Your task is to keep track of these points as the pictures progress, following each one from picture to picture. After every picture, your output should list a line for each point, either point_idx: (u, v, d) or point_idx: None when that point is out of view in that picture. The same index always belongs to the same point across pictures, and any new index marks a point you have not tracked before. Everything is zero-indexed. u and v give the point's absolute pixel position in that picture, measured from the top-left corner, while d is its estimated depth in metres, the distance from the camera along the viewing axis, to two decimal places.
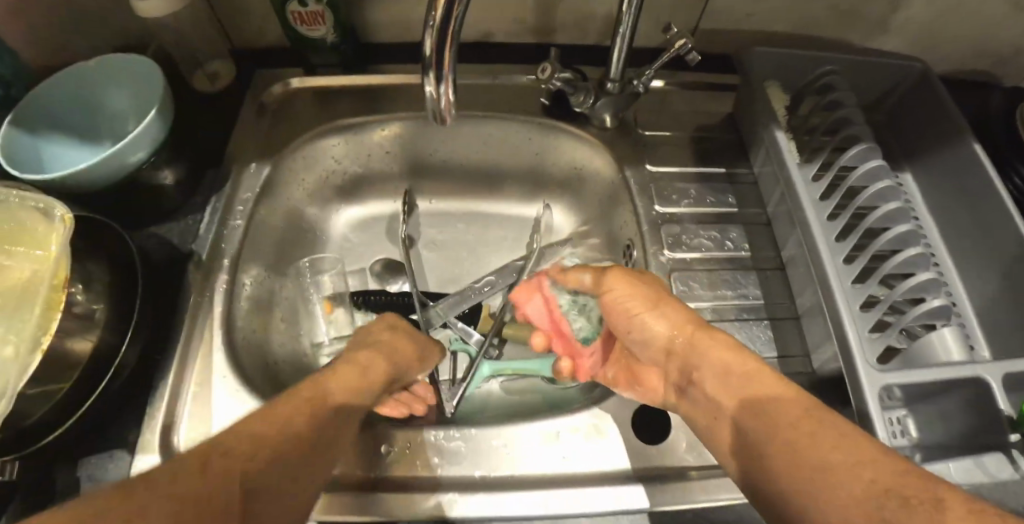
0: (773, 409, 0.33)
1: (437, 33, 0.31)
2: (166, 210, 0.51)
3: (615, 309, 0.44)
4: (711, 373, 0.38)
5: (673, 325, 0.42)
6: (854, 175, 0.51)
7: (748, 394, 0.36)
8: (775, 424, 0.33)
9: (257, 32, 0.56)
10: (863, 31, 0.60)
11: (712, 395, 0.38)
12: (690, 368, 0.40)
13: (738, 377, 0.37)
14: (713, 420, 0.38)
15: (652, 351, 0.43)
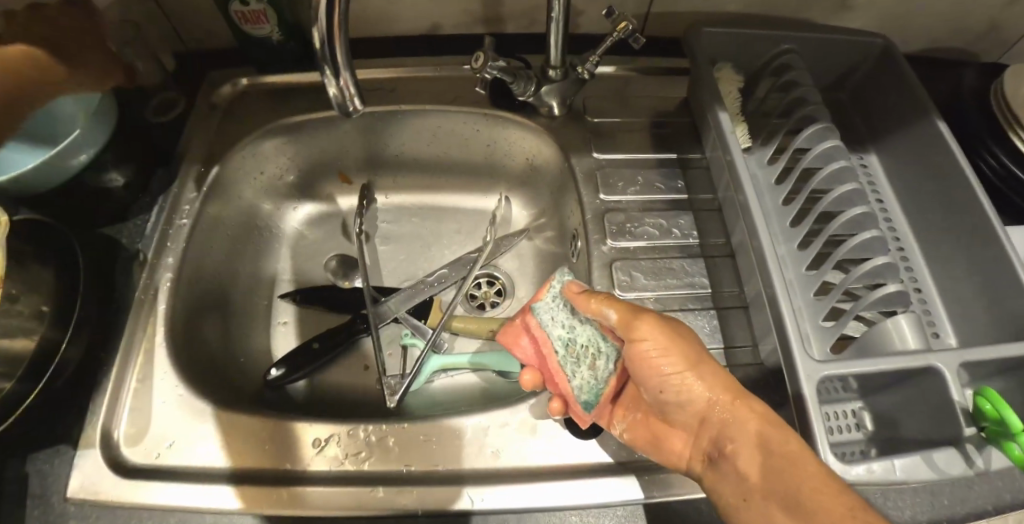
0: (808, 498, 0.32)
1: (323, 24, 0.32)
2: (114, 210, 0.52)
3: (646, 364, 0.38)
4: (747, 448, 0.36)
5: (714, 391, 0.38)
6: (807, 157, 0.49)
7: (781, 477, 0.34)
8: (810, 511, 0.32)
9: (206, 34, 0.57)
10: (826, 9, 0.57)
11: (749, 473, 0.36)
12: (726, 437, 0.37)
13: (784, 463, 0.34)
14: (742, 500, 0.35)
15: (683, 415, 0.39)
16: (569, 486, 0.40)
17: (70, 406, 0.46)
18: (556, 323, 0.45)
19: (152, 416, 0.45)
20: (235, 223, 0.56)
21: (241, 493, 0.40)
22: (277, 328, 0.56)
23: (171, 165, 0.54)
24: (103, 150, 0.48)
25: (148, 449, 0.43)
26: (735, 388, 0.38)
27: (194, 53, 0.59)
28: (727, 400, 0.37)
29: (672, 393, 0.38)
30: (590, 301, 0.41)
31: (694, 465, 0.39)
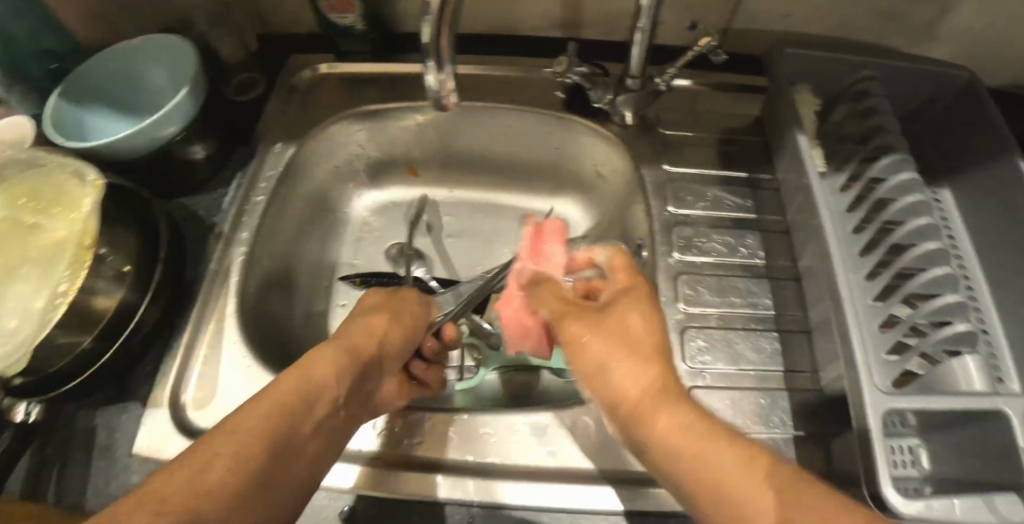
0: (723, 448, 0.28)
1: (434, 23, 0.32)
2: (194, 181, 0.53)
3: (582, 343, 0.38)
4: (627, 378, 0.34)
5: (642, 366, 0.34)
6: (883, 187, 0.48)
7: (708, 432, 0.29)
8: (712, 458, 0.28)
9: (291, 19, 0.59)
10: (908, 37, 0.56)
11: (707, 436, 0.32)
12: (643, 414, 0.32)
13: (649, 399, 0.32)
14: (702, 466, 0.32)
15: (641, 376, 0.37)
16: (623, 493, 0.40)
17: (141, 366, 0.48)
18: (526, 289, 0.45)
19: (218, 384, 0.47)
20: (304, 204, 0.58)
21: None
22: (337, 310, 0.58)
23: (250, 144, 0.56)
24: (190, 125, 0.50)
25: (215, 415, 0.46)
26: (662, 349, 0.35)
27: (278, 37, 0.61)
28: (650, 360, 0.34)
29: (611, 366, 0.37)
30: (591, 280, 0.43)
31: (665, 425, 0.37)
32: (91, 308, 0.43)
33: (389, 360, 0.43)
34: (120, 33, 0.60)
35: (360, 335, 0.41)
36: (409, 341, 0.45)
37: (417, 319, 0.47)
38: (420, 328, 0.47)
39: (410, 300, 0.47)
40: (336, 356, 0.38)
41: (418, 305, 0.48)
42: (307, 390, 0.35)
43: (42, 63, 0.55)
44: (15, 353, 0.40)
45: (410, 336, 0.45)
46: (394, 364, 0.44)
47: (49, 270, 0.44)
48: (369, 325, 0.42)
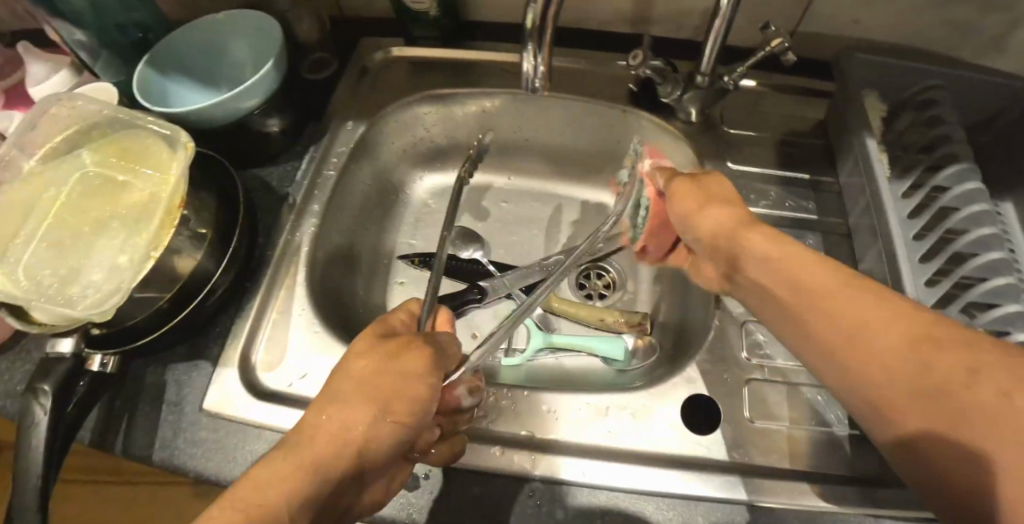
0: (878, 351, 0.27)
1: (537, 11, 0.36)
2: (270, 153, 0.56)
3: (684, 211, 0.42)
4: (764, 256, 0.35)
5: (707, 194, 0.42)
6: (948, 195, 0.49)
7: (860, 318, 0.28)
8: (849, 331, 0.28)
9: (366, 3, 0.61)
10: (977, 49, 0.55)
11: (760, 281, 0.35)
12: (737, 249, 0.37)
13: (728, 231, 0.39)
14: (788, 294, 0.33)
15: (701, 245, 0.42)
16: (676, 478, 0.40)
17: (213, 326, 0.50)
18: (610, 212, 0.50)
19: (287, 348, 0.49)
20: (369, 182, 0.60)
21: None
22: (394, 287, 0.59)
23: (321, 120, 0.58)
24: (270, 99, 0.52)
25: (282, 377, 0.47)
26: (743, 215, 0.39)
27: (351, 21, 0.64)
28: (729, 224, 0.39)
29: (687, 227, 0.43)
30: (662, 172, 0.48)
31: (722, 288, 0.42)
32: (173, 265, 0.44)
33: (372, 460, 0.34)
34: (203, 11, 0.63)
35: (344, 421, 0.33)
36: (394, 435, 0.34)
37: (419, 394, 0.35)
38: (406, 407, 0.35)
39: (407, 375, 0.36)
40: (323, 448, 0.32)
41: (416, 375, 0.36)
42: (273, 516, 0.28)
43: (128, 34, 0.57)
44: (113, 299, 0.40)
45: (400, 427, 0.34)
46: (373, 463, 0.34)
47: (136, 227, 0.46)
48: (354, 403, 0.34)
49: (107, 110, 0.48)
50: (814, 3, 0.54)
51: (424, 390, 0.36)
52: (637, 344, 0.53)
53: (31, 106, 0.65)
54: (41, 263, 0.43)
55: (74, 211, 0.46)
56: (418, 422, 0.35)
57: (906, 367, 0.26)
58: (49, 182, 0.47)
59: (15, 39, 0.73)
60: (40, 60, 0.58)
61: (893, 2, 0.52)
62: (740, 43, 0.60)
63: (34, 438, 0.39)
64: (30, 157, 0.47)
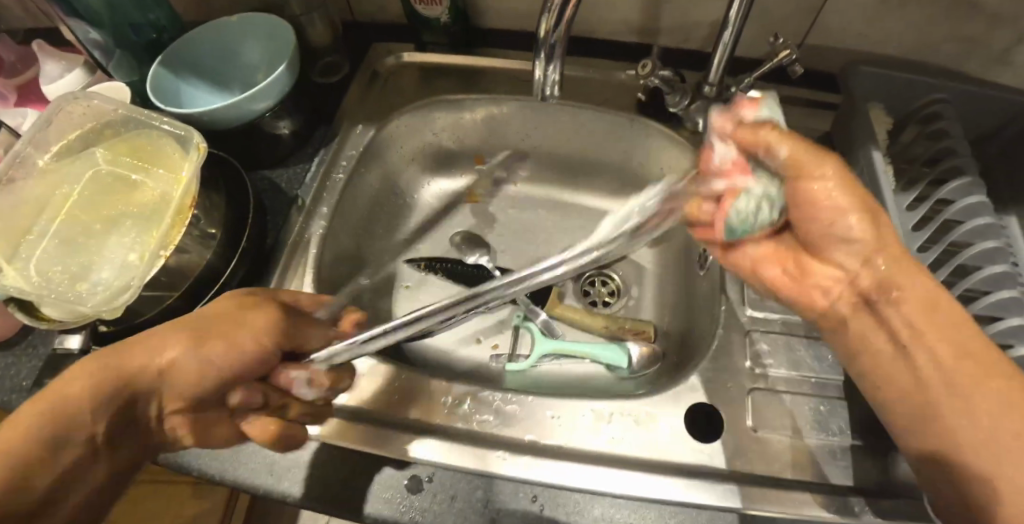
0: (970, 405, 0.32)
1: (550, 24, 0.37)
2: (281, 155, 0.56)
3: (815, 209, 0.36)
4: (915, 302, 0.35)
5: (852, 190, 0.36)
6: (952, 208, 0.49)
7: (970, 377, 0.32)
8: (960, 392, 0.33)
9: (378, 7, 0.62)
10: (983, 63, 0.55)
11: (913, 320, 0.35)
12: (893, 283, 0.36)
13: (893, 265, 0.36)
14: (899, 347, 0.36)
15: (850, 256, 0.37)
16: (675, 486, 0.40)
17: None
18: (743, 198, 0.38)
19: None
20: (377, 185, 0.60)
21: (355, 428, 0.44)
22: (400, 291, 0.60)
23: (332, 123, 0.59)
24: (282, 101, 0.52)
25: None
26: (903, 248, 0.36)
27: (364, 26, 0.65)
28: (887, 251, 0.36)
29: (839, 232, 0.36)
30: (760, 132, 0.36)
31: (841, 304, 0.39)
32: (180, 265, 0.45)
33: (177, 389, 0.35)
34: (218, 13, 0.64)
35: (159, 348, 0.36)
36: (203, 366, 0.35)
37: (238, 342, 0.37)
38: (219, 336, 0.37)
39: (238, 323, 0.38)
40: (140, 360, 0.35)
41: (249, 328, 0.38)
42: (75, 420, 0.33)
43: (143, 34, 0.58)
44: (125, 296, 0.41)
45: (208, 362, 0.36)
46: (184, 397, 0.36)
47: (148, 225, 0.46)
48: (179, 340, 0.36)
49: (121, 109, 0.49)
50: (820, 15, 0.55)
51: (251, 342, 0.37)
52: (641, 352, 0.52)
53: (45, 103, 0.65)
54: (52, 260, 0.44)
55: (86, 208, 0.47)
56: (235, 362, 0.36)
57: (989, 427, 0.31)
58: (64, 180, 0.47)
59: (29, 37, 0.74)
60: (54, 59, 0.59)
61: (899, 16, 0.53)
62: (748, 53, 0.60)
63: None
64: (46, 153, 0.48)
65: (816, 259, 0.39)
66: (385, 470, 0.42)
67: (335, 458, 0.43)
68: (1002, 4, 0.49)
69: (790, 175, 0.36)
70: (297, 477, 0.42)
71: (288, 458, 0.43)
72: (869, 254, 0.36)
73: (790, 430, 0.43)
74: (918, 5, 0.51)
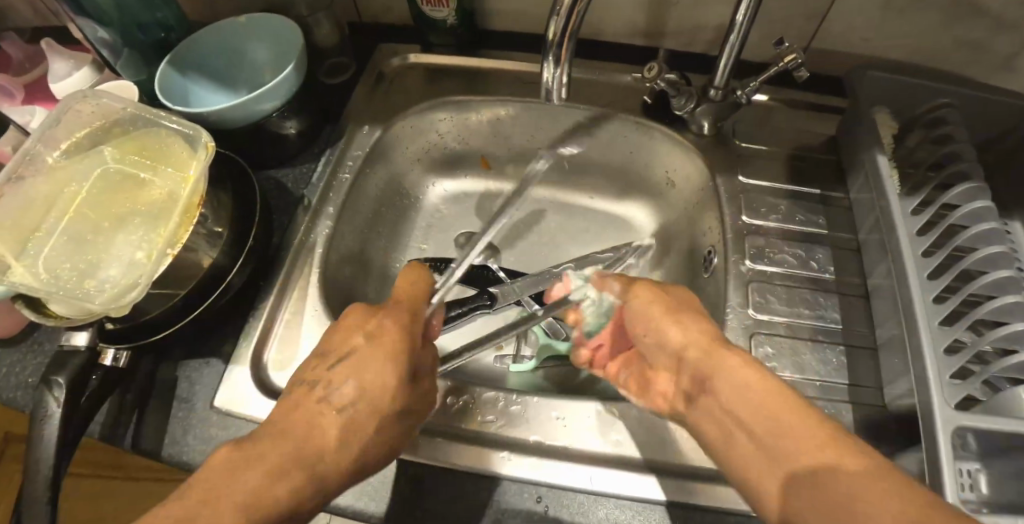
0: (789, 480, 0.31)
1: (559, 25, 0.37)
2: (288, 154, 0.57)
3: (636, 321, 0.44)
4: (726, 388, 0.36)
5: (667, 309, 0.42)
6: (958, 213, 0.49)
7: (788, 450, 0.31)
8: (781, 449, 0.32)
9: (384, 9, 0.62)
10: (988, 67, 0.56)
11: (732, 406, 0.36)
12: (702, 376, 0.38)
13: (703, 354, 0.38)
14: (730, 438, 0.35)
15: (667, 354, 0.42)
16: (677, 489, 0.41)
17: (224, 325, 0.50)
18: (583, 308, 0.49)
19: (299, 349, 0.49)
20: (382, 187, 0.60)
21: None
22: None
23: (338, 124, 0.59)
24: (289, 101, 0.52)
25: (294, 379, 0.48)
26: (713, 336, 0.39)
27: (370, 27, 0.65)
28: (701, 341, 0.39)
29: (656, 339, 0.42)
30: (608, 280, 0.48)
31: (678, 403, 0.41)
32: (187, 263, 0.45)
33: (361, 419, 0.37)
34: (225, 13, 0.64)
35: (334, 387, 0.37)
36: (359, 395, 0.37)
37: (380, 375, 0.38)
38: (382, 398, 0.38)
39: (371, 351, 0.39)
40: (312, 427, 0.35)
41: (379, 356, 0.38)
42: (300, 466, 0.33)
43: (151, 33, 0.58)
44: (132, 294, 0.41)
45: (363, 391, 0.38)
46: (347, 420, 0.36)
47: (155, 223, 0.46)
48: (344, 371, 0.38)
49: (130, 108, 0.49)
50: (826, 19, 0.55)
51: (388, 371, 0.38)
52: None
53: (54, 101, 0.66)
54: (60, 257, 0.44)
55: (94, 206, 0.47)
56: (378, 392, 0.38)
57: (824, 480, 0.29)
58: (72, 177, 0.48)
59: (37, 36, 0.74)
60: (63, 57, 0.60)
61: (904, 20, 0.53)
62: (753, 56, 0.61)
63: (45, 428, 0.40)
64: (54, 150, 0.48)
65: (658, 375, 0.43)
66: (389, 469, 0.43)
67: None
68: (1007, 8, 0.49)
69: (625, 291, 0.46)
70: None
71: None
72: (686, 352, 0.40)
73: None
74: (922, 9, 0.51)
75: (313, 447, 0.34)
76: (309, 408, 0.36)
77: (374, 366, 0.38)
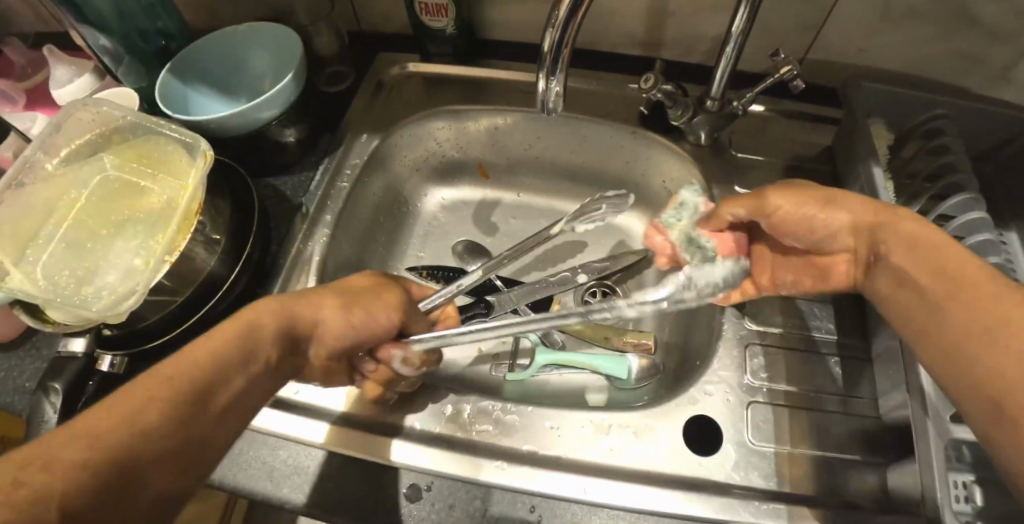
0: (964, 347, 0.29)
1: (555, 37, 0.37)
2: (286, 163, 0.57)
3: (800, 227, 0.40)
4: (900, 248, 0.34)
5: (801, 195, 0.40)
6: (954, 223, 0.48)
7: (977, 320, 0.29)
8: (955, 326, 0.30)
9: (385, 18, 0.63)
10: (982, 79, 0.56)
11: (906, 268, 0.34)
12: (878, 239, 0.36)
13: (879, 218, 0.37)
14: (908, 295, 0.34)
15: (835, 243, 0.39)
16: (676, 498, 0.41)
17: None
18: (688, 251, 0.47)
19: None
20: (381, 194, 0.61)
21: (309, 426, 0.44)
22: None
23: (336, 131, 0.60)
24: (288, 110, 0.53)
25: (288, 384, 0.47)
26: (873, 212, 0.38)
27: (370, 36, 0.66)
28: (863, 213, 0.38)
29: (811, 226, 0.39)
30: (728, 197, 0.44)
31: (858, 274, 0.39)
32: (186, 270, 0.45)
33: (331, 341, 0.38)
34: (227, 22, 0.65)
35: (314, 304, 0.38)
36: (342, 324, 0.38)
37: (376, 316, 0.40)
38: (371, 331, 0.40)
39: (371, 296, 0.41)
40: (287, 335, 0.35)
41: (382, 306, 0.41)
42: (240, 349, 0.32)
43: (151, 40, 0.59)
44: (130, 300, 0.41)
45: (347, 324, 0.39)
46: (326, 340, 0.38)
47: (154, 230, 0.46)
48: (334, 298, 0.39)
49: (129, 116, 0.50)
50: (822, 30, 0.55)
51: (383, 319, 0.41)
52: (639, 364, 0.52)
53: (53, 106, 0.66)
54: (58, 264, 0.44)
55: (93, 214, 0.47)
56: (362, 324, 0.39)
57: (993, 353, 0.28)
58: (71, 185, 0.48)
59: (40, 42, 0.75)
60: (65, 64, 0.60)
61: (900, 32, 0.53)
62: (749, 67, 0.61)
63: (41, 434, 0.40)
64: (53, 158, 0.49)
65: (817, 252, 0.42)
66: (385, 479, 0.42)
67: (333, 466, 0.43)
68: (1000, 20, 0.50)
69: (759, 217, 0.42)
70: (269, 472, 0.43)
71: (288, 465, 0.43)
72: (854, 228, 0.38)
73: (787, 444, 0.43)
74: (917, 22, 0.52)
75: (283, 335, 0.35)
76: (290, 322, 0.36)
77: (379, 307, 0.41)
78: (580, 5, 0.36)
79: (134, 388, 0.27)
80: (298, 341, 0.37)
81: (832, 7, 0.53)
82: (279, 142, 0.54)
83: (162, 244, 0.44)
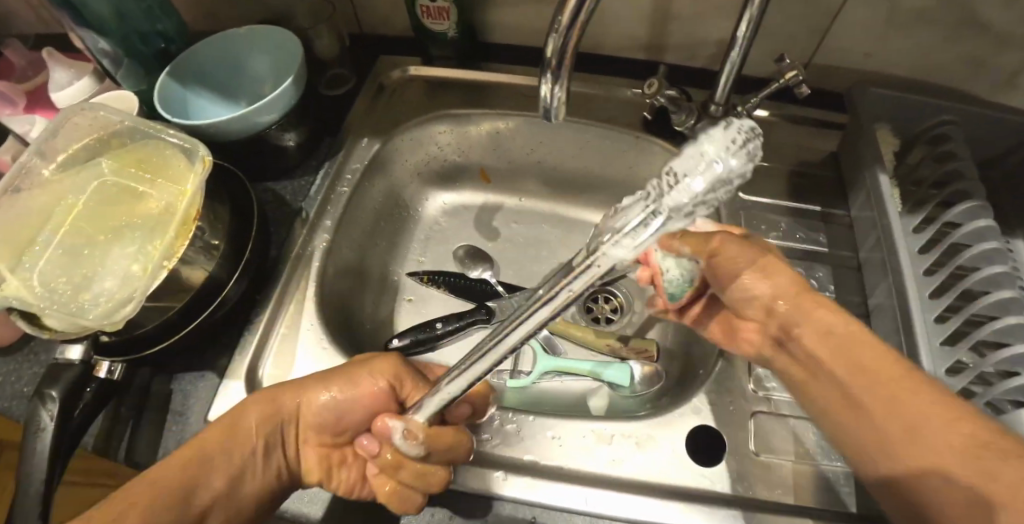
0: (880, 434, 0.32)
1: (559, 41, 0.37)
2: (287, 167, 0.57)
3: (731, 290, 0.42)
4: (813, 334, 0.37)
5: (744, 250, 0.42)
6: (960, 231, 0.48)
7: (889, 406, 0.31)
8: (875, 416, 0.32)
9: (385, 21, 0.62)
10: (988, 84, 0.55)
11: (817, 355, 0.36)
12: (790, 325, 0.38)
13: (796, 302, 0.38)
14: (841, 406, 0.35)
15: (753, 310, 0.41)
16: (680, 511, 0.40)
17: (220, 340, 0.50)
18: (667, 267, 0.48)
19: (295, 366, 0.49)
20: (381, 199, 0.60)
21: None
22: (402, 304, 0.60)
23: (337, 135, 0.59)
24: (288, 114, 0.52)
25: None
26: (804, 287, 0.39)
27: (371, 39, 0.65)
28: (786, 290, 0.39)
29: (737, 292, 0.41)
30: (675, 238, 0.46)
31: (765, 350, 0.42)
32: (185, 277, 0.44)
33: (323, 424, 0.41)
34: (227, 24, 0.64)
35: (303, 389, 0.40)
36: (333, 403, 0.40)
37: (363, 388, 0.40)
38: (365, 405, 0.40)
39: (359, 365, 0.41)
40: (268, 425, 0.39)
41: (367, 374, 0.41)
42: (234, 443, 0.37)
43: (151, 43, 0.58)
44: (126, 308, 0.40)
45: (334, 399, 0.40)
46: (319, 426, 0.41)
47: (152, 236, 0.46)
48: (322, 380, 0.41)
49: (128, 121, 0.49)
50: (827, 35, 0.55)
51: (368, 388, 0.40)
52: (644, 371, 0.52)
53: (53, 109, 0.66)
54: (55, 271, 0.43)
55: (91, 219, 0.47)
56: (359, 398, 0.40)
57: (912, 441, 0.30)
58: (69, 190, 0.48)
59: (40, 43, 0.74)
60: (64, 67, 0.60)
61: (906, 36, 0.53)
62: (754, 72, 0.60)
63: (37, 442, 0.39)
64: (51, 163, 0.48)
65: (737, 318, 0.44)
66: None
67: None
68: (1008, 24, 0.49)
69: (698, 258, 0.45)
70: None
71: None
72: (768, 303, 0.40)
73: (791, 455, 0.43)
74: (924, 26, 0.51)
75: (272, 421, 0.39)
76: (275, 408, 0.39)
77: (364, 376, 0.40)
78: (585, 9, 0.35)
79: (138, 483, 0.33)
80: (286, 432, 0.40)
81: (837, 11, 0.52)
82: (279, 147, 0.54)
83: (160, 250, 0.43)
